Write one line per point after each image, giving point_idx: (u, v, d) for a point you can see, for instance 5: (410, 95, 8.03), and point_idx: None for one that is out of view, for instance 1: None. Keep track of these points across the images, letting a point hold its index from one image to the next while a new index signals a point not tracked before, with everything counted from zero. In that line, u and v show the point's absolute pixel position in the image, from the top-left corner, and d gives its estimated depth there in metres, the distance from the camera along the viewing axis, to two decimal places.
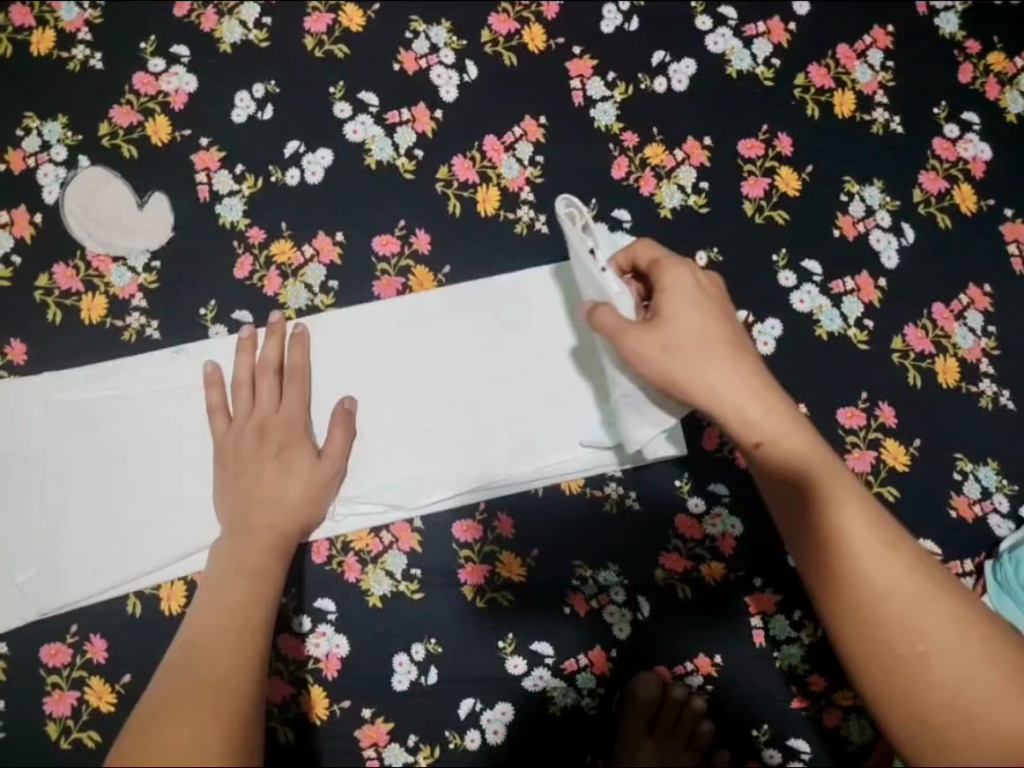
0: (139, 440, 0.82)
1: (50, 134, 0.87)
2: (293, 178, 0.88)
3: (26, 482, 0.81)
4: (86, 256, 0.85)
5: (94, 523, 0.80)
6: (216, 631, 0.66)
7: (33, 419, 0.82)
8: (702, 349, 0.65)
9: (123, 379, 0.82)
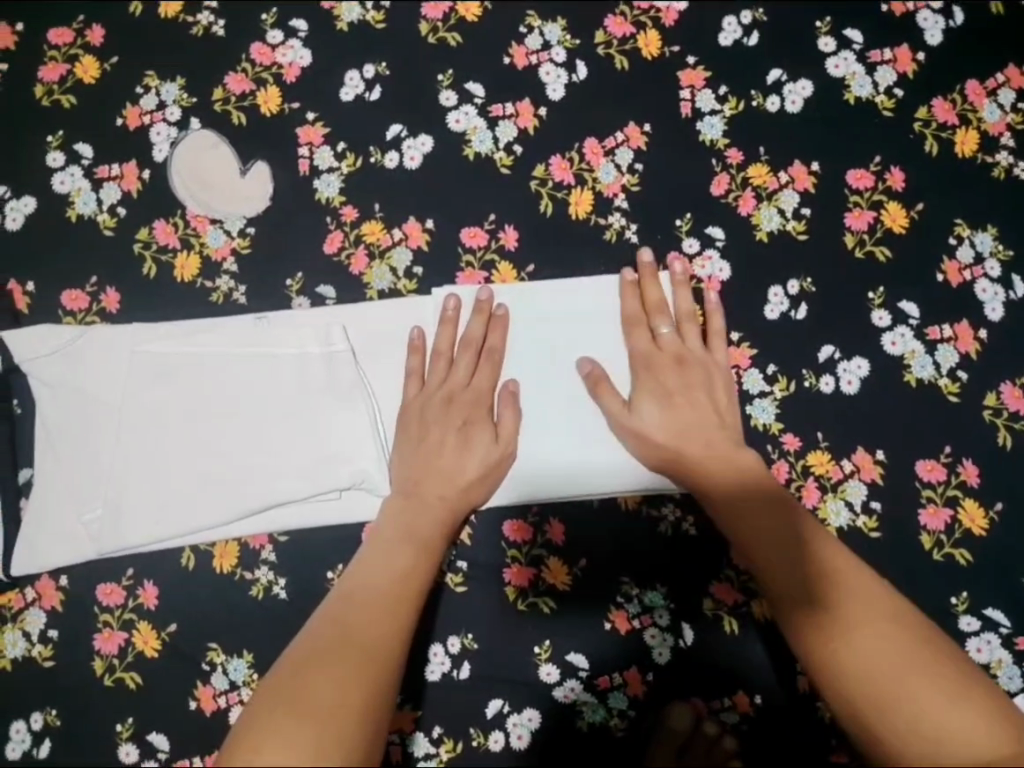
0: (214, 399, 0.83)
1: (167, 95, 0.90)
2: (392, 161, 0.89)
3: (106, 424, 0.83)
4: (185, 215, 0.87)
5: (159, 474, 0.82)
6: (333, 660, 0.60)
7: (118, 364, 0.84)
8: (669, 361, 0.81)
9: (205, 338, 0.84)
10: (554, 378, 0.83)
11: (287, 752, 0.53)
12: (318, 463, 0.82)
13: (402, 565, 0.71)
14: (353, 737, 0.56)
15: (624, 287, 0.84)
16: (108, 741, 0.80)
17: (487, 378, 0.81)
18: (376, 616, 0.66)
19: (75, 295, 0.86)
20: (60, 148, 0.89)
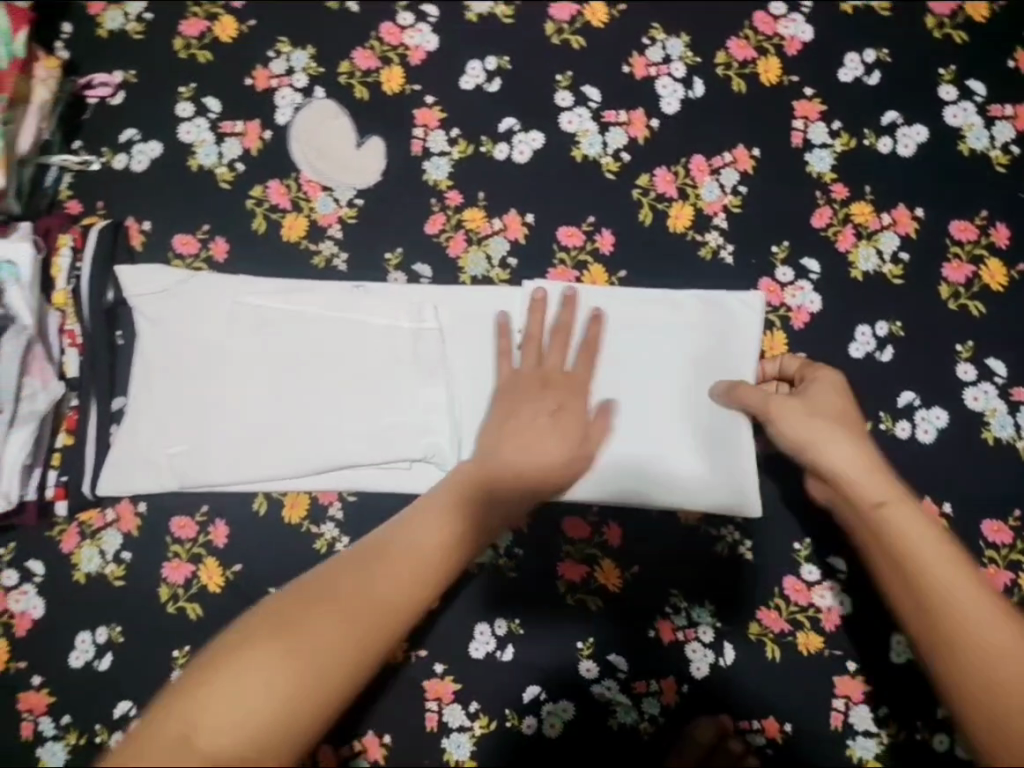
0: (306, 357, 0.87)
1: (296, 62, 0.93)
2: (501, 153, 0.91)
3: (199, 365, 0.87)
4: (298, 179, 0.91)
5: (245, 421, 0.85)
6: (343, 611, 0.59)
7: (218, 311, 0.88)
8: (824, 439, 0.71)
9: (305, 297, 0.87)
10: (634, 384, 0.85)
11: (268, 687, 0.53)
12: (396, 432, 0.85)
13: (438, 538, 0.67)
14: (331, 697, 0.55)
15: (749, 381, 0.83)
16: (163, 665, 0.84)
17: (582, 369, 0.83)
18: (398, 580, 0.63)
19: (186, 240, 0.90)
20: (191, 99, 0.93)
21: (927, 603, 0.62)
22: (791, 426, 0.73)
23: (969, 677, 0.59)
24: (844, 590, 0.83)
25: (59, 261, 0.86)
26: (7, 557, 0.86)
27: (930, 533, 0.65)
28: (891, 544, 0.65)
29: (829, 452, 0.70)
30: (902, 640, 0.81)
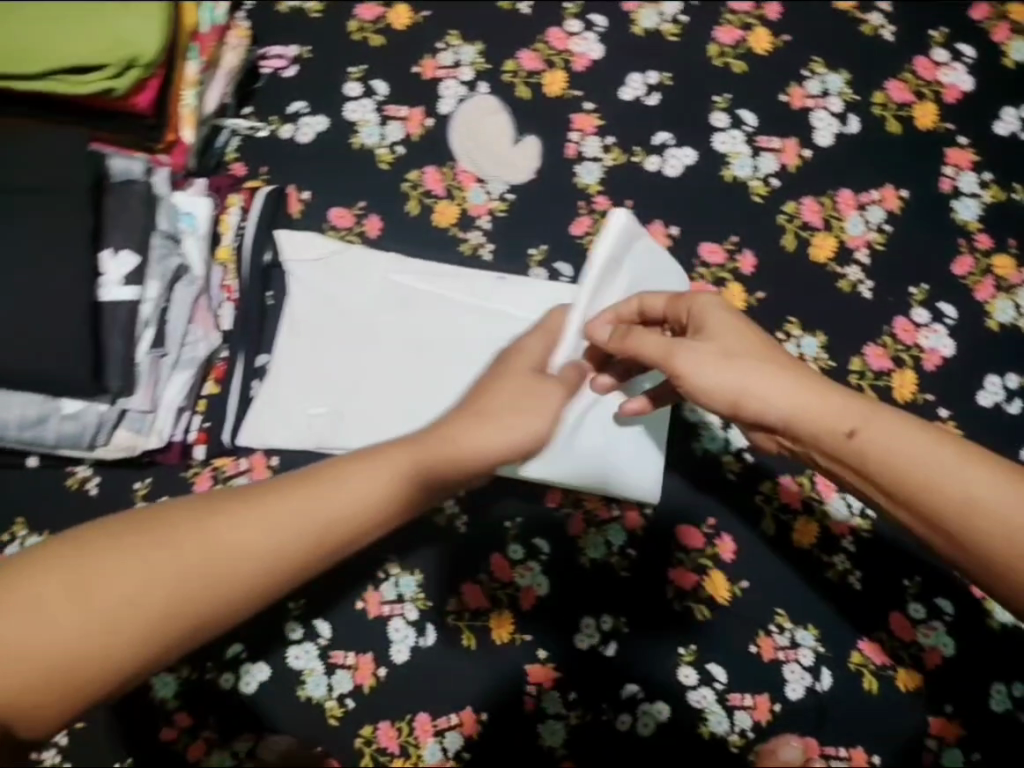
0: (446, 340, 0.90)
1: (464, 56, 0.95)
2: (653, 164, 0.93)
3: (345, 334, 0.90)
4: (454, 168, 0.94)
5: (383, 394, 0.89)
6: (175, 529, 0.51)
7: (369, 285, 0.91)
8: (764, 373, 0.61)
9: (450, 282, 0.91)
10: None
11: (134, 599, 0.48)
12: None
13: (370, 497, 0.54)
14: (202, 616, 0.50)
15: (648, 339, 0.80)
16: (279, 612, 0.89)
17: None
18: (273, 526, 0.52)
19: (342, 213, 0.94)
20: (359, 80, 0.95)
21: (929, 510, 0.56)
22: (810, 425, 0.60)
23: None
24: (948, 632, 0.84)
25: (226, 217, 0.89)
26: (142, 490, 0.88)
27: (914, 432, 0.57)
28: (876, 472, 0.59)
29: (760, 392, 0.61)
30: (1002, 689, 0.83)
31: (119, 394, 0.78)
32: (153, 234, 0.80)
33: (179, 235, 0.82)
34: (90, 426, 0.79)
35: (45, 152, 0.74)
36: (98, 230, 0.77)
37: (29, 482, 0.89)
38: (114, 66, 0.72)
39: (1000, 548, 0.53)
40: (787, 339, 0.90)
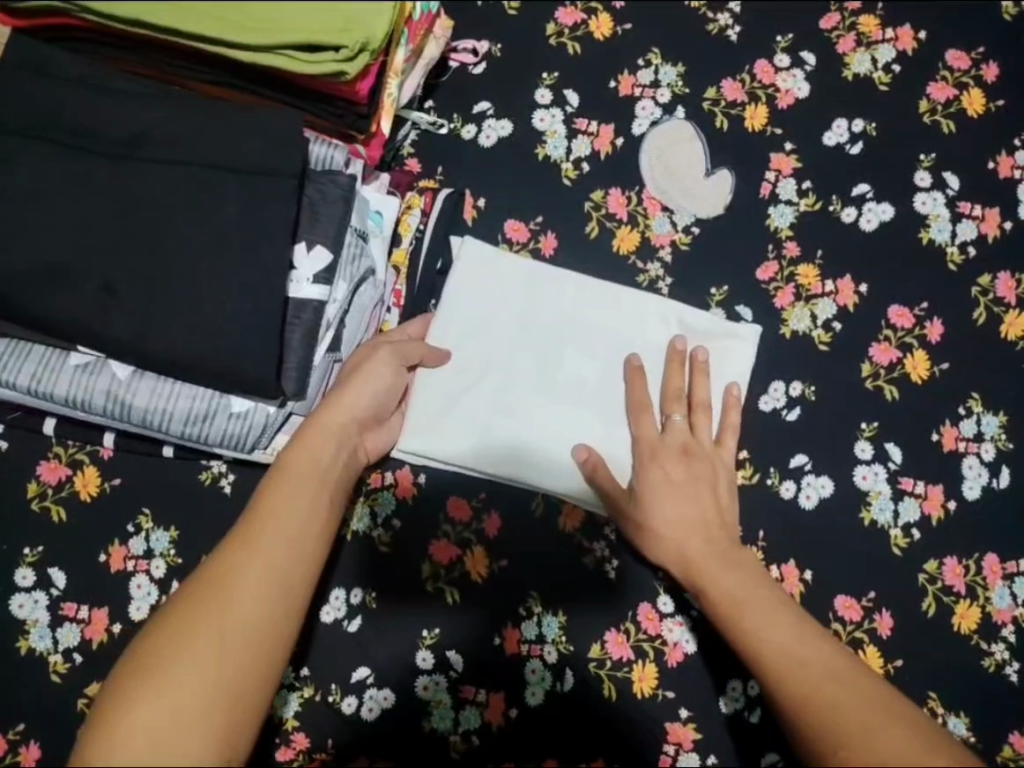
0: (602, 372, 0.84)
1: (664, 76, 0.91)
2: (849, 216, 0.89)
3: (504, 346, 0.84)
4: (641, 193, 0.89)
5: (521, 410, 0.83)
6: (258, 543, 0.59)
7: (538, 301, 0.85)
8: (667, 490, 0.75)
9: (632, 309, 0.85)
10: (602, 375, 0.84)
11: (259, 585, 0.57)
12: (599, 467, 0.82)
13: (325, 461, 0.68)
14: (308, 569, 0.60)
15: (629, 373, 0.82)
16: (410, 641, 0.83)
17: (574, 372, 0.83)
18: (292, 504, 0.63)
19: (519, 226, 0.89)
20: (552, 87, 0.90)
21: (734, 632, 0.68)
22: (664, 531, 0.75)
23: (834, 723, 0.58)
24: None
25: (404, 217, 0.85)
26: None
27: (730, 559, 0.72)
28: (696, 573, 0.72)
29: (671, 505, 0.75)
30: None
31: (292, 399, 0.73)
32: (347, 232, 0.76)
33: (367, 233, 0.79)
34: (257, 429, 0.73)
35: (266, 127, 0.70)
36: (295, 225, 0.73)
37: (164, 469, 0.83)
38: (349, 47, 0.68)
39: (770, 660, 0.64)
40: (968, 415, 0.86)
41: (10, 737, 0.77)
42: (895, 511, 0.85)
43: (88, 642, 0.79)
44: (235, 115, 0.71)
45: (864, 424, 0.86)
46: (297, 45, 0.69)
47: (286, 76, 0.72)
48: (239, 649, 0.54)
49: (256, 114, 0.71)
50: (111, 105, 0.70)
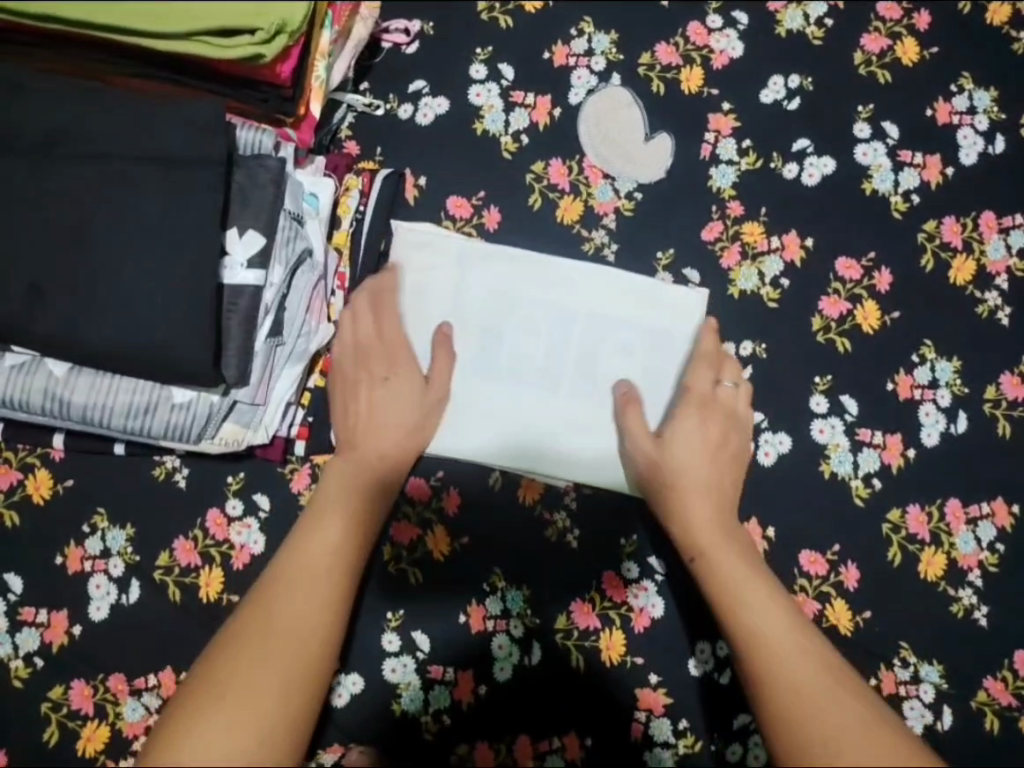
0: (556, 341, 0.84)
1: (597, 44, 0.91)
2: (791, 172, 0.89)
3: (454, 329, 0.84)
4: (582, 162, 0.89)
5: (487, 398, 0.83)
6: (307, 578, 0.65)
7: (479, 279, 0.85)
8: (682, 466, 0.76)
9: (571, 282, 0.85)
10: (549, 347, 0.84)
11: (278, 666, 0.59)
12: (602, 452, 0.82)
13: (337, 538, 0.69)
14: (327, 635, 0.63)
15: (579, 343, 0.84)
16: (375, 624, 0.82)
17: (523, 349, 0.84)
18: (313, 568, 0.66)
19: (461, 202, 0.88)
20: (485, 62, 0.90)
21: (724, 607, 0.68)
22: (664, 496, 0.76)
23: (779, 704, 0.60)
24: None
25: (344, 199, 0.85)
26: (235, 486, 0.81)
27: (731, 539, 0.73)
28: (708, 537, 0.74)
29: (683, 479, 0.76)
30: None
31: (232, 385, 0.72)
32: (280, 215, 0.75)
33: (303, 217, 0.78)
34: (202, 417, 0.73)
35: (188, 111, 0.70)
36: (226, 210, 0.72)
37: (116, 468, 0.82)
38: (266, 30, 0.68)
39: (767, 648, 0.64)
40: (922, 362, 0.86)
41: None
42: (854, 463, 0.85)
43: (48, 645, 0.79)
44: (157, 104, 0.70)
45: (818, 378, 0.86)
46: (213, 31, 0.68)
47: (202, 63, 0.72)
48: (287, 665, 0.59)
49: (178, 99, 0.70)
50: (32, 103, 0.70)
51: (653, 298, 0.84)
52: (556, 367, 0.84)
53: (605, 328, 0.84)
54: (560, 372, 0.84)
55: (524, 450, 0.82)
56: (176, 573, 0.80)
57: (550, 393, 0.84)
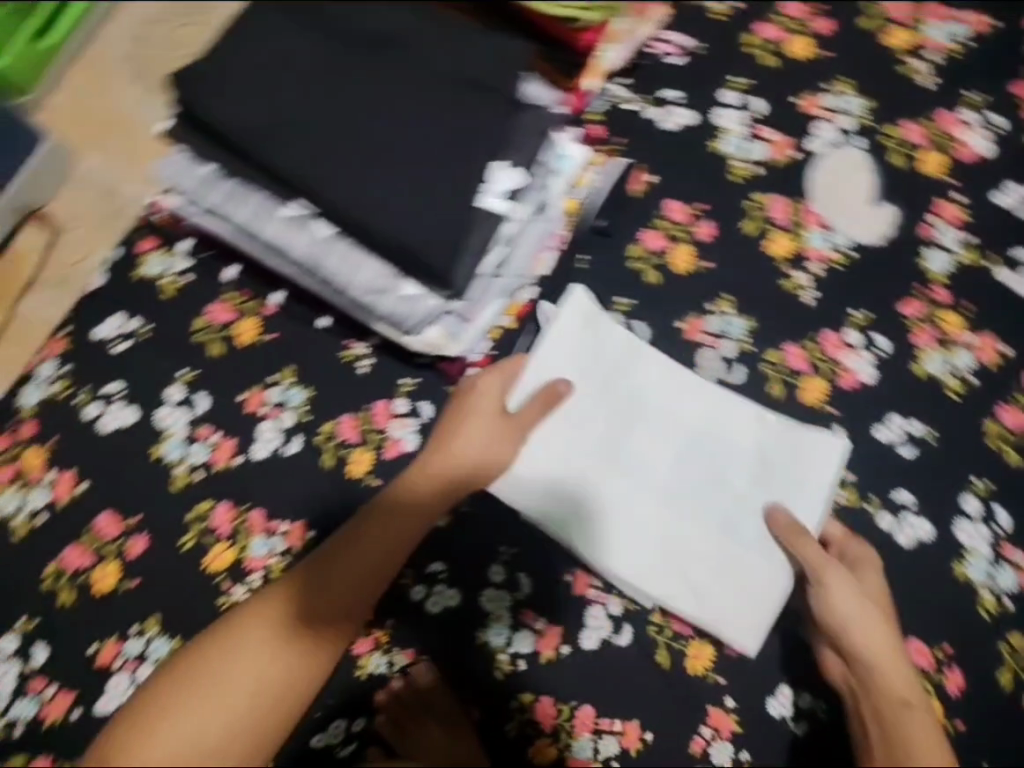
0: (677, 450, 0.85)
1: (851, 104, 0.94)
2: (1006, 277, 0.90)
3: (589, 399, 0.86)
4: (802, 206, 0.91)
5: (580, 463, 0.84)
6: (224, 676, 0.65)
7: (641, 373, 0.87)
8: (848, 608, 0.76)
9: (697, 408, 0.86)
10: (669, 455, 0.85)
11: (220, 709, 0.63)
12: (704, 589, 0.82)
13: (282, 662, 0.66)
14: (267, 741, 0.65)
15: (696, 462, 0.85)
16: (487, 554, 0.87)
17: (631, 450, 0.85)
18: (248, 656, 0.66)
19: (678, 208, 0.91)
20: (739, 90, 0.94)
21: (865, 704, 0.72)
22: (826, 584, 0.77)
23: None
24: None
25: (580, 174, 0.86)
26: (407, 388, 0.88)
27: (886, 654, 0.73)
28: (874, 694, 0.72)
29: (840, 595, 0.76)
30: None
31: (455, 296, 0.79)
32: (540, 162, 0.81)
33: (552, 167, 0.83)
34: (418, 315, 0.80)
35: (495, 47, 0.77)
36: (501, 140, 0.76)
37: (308, 337, 0.90)
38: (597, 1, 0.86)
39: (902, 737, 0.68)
40: None
41: (125, 524, 0.84)
42: (989, 573, 0.84)
43: (210, 464, 0.86)
44: (474, 34, 0.78)
45: (977, 479, 0.86)
46: None
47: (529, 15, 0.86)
48: (229, 711, 0.64)
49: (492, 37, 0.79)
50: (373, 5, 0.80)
51: (801, 453, 0.84)
52: (659, 471, 0.85)
53: (732, 458, 0.85)
54: (661, 472, 0.85)
55: (588, 521, 0.83)
56: (336, 442, 0.87)
57: (639, 485, 0.84)
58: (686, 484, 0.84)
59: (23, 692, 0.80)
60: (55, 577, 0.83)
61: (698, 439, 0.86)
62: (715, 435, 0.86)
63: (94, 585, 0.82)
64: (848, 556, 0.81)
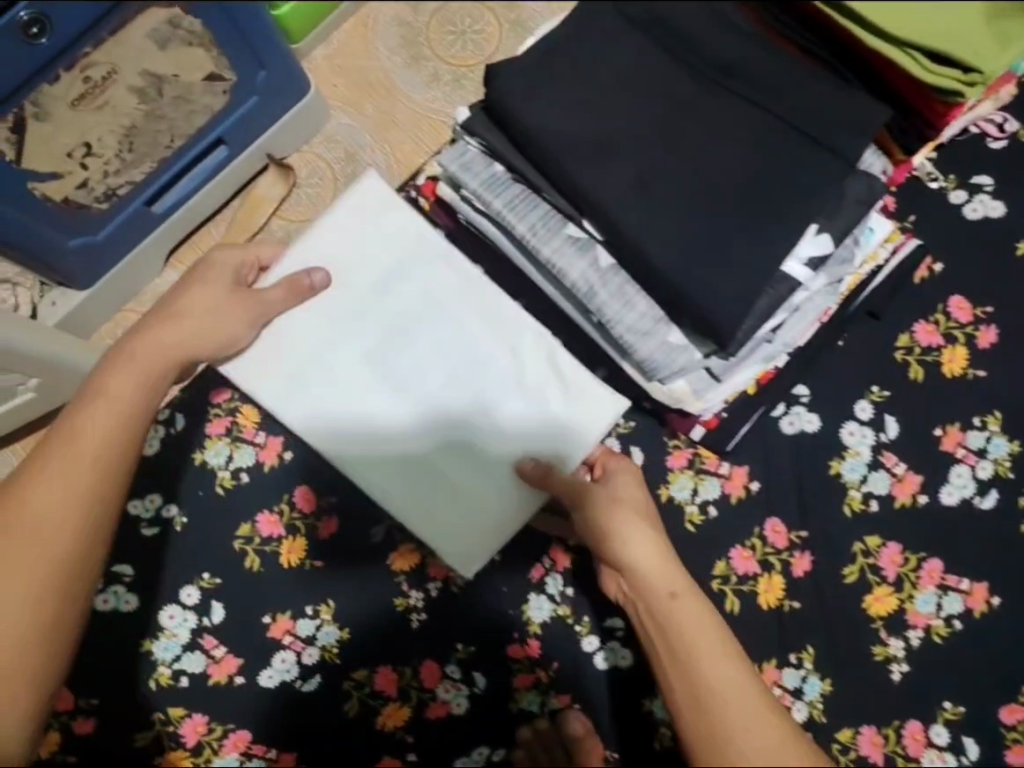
0: (443, 346, 0.80)
1: None
2: None
3: (390, 316, 0.80)
4: None
5: (343, 412, 0.79)
6: (33, 552, 0.65)
7: (438, 279, 0.81)
8: (656, 563, 0.69)
9: (543, 439, 0.79)
10: (444, 359, 0.80)
11: (8, 605, 0.64)
12: (435, 515, 0.79)
13: (68, 481, 0.67)
14: (59, 626, 0.65)
15: (466, 405, 0.79)
16: None
17: (429, 396, 0.79)
18: (40, 523, 0.66)
19: (964, 305, 0.84)
20: None
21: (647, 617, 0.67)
22: (621, 544, 0.69)
23: None
24: None
25: (876, 250, 0.77)
26: (624, 430, 0.85)
27: (729, 688, 0.62)
28: (672, 637, 0.65)
29: (634, 541, 0.69)
30: None
31: (718, 354, 0.72)
32: (848, 235, 0.72)
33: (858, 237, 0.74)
34: (672, 367, 0.72)
35: (845, 101, 0.68)
36: (821, 206, 0.68)
37: None
38: (981, 73, 0.67)
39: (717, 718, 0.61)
40: None
41: (320, 503, 0.83)
42: None
43: None
44: (824, 84, 0.69)
45: None
46: (931, 52, 0.67)
47: (886, 74, 0.69)
48: (16, 589, 0.64)
49: (841, 88, 0.69)
50: (712, 18, 0.71)
51: (596, 416, 0.78)
52: (435, 410, 0.79)
53: (485, 391, 0.79)
54: (437, 376, 0.80)
55: (377, 467, 0.79)
56: None
57: (432, 391, 0.80)
58: (442, 405, 0.79)
59: (194, 646, 0.81)
60: (246, 537, 0.83)
61: (457, 340, 0.80)
62: (541, 407, 0.79)
63: (281, 555, 0.83)
64: (608, 469, 0.78)
